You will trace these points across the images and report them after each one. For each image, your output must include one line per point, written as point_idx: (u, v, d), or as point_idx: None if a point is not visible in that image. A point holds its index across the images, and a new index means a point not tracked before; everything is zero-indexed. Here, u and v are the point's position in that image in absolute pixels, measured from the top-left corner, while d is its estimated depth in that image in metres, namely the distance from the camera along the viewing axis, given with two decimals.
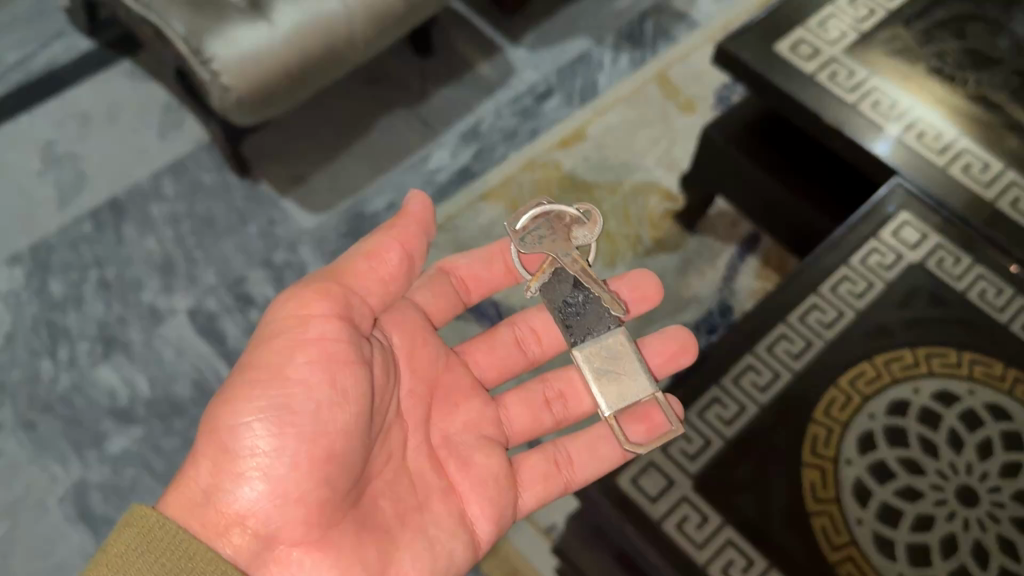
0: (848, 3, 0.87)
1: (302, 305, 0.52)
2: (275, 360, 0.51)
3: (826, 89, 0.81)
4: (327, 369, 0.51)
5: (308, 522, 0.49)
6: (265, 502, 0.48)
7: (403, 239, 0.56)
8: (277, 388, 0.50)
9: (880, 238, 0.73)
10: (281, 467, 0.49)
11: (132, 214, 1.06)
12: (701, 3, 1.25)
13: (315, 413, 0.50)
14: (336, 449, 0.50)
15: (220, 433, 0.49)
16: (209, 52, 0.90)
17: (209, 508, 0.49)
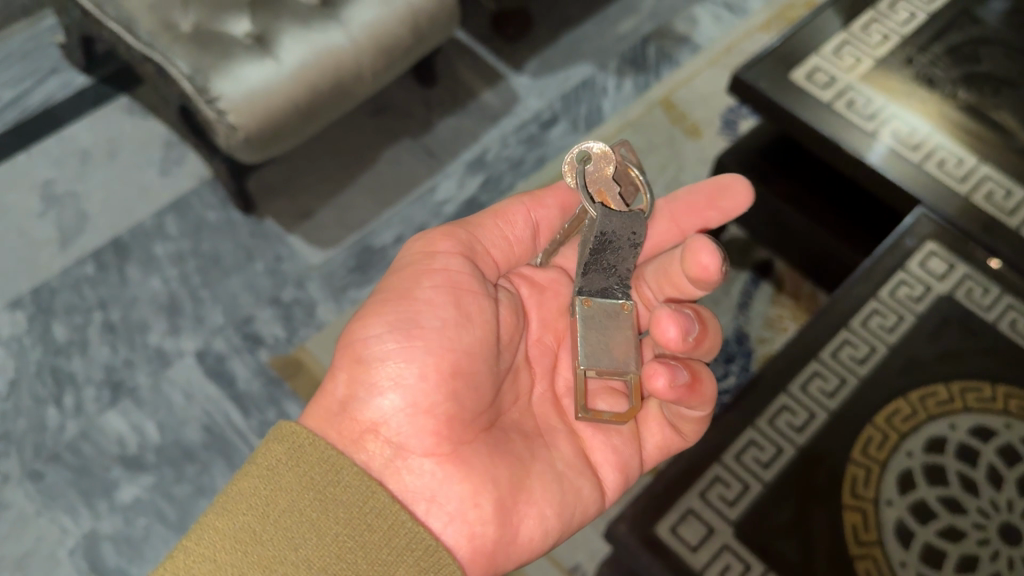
0: (861, 29, 0.87)
1: (429, 242, 0.55)
2: (406, 281, 0.53)
3: (844, 119, 0.80)
4: (452, 293, 0.52)
5: (438, 436, 0.50)
6: (394, 413, 0.50)
7: (531, 205, 0.60)
8: (405, 304, 0.52)
9: (907, 268, 0.72)
10: (409, 378, 0.50)
11: (136, 254, 1.04)
12: (704, 25, 1.24)
13: (442, 330, 0.51)
14: (465, 365, 0.51)
15: (355, 347, 0.51)
16: (215, 91, 0.88)
17: (343, 417, 0.51)
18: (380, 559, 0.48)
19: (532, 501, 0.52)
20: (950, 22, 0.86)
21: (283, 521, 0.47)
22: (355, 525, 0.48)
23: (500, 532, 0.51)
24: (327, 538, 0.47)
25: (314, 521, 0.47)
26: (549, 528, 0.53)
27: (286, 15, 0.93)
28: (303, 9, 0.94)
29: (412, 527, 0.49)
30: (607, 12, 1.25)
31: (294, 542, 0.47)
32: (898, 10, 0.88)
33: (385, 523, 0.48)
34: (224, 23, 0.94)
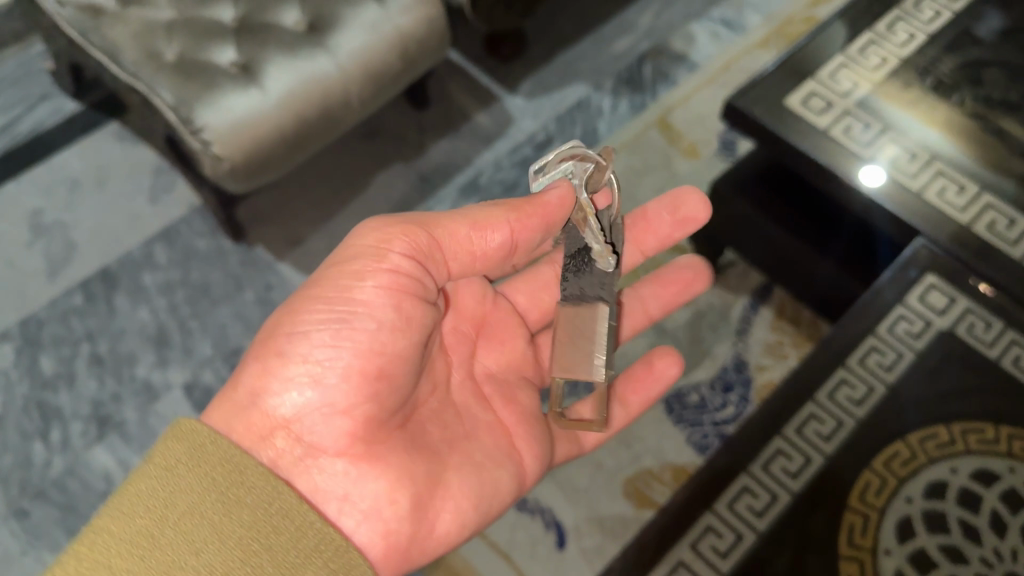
0: (858, 52, 0.84)
1: (379, 237, 0.56)
2: (342, 280, 0.55)
3: (842, 146, 0.77)
4: (393, 296, 0.55)
5: (356, 435, 0.54)
6: (312, 411, 0.53)
7: (515, 224, 0.58)
8: (339, 304, 0.54)
9: (907, 303, 0.69)
10: (333, 378, 0.53)
11: (125, 284, 1.02)
12: (702, 43, 1.22)
13: (374, 332, 0.54)
14: (389, 369, 0.55)
15: (280, 341, 0.54)
16: (199, 122, 0.86)
17: (254, 409, 0.53)
18: (287, 561, 0.49)
19: (445, 495, 0.57)
20: (948, 47, 0.84)
21: (185, 524, 0.49)
22: (259, 530, 0.49)
23: (415, 527, 0.55)
24: (229, 543, 0.49)
25: (216, 524, 0.49)
26: (463, 520, 0.58)
27: (271, 43, 0.92)
28: (289, 36, 0.93)
29: (320, 528, 0.51)
30: (603, 30, 1.24)
31: (196, 547, 0.48)
32: (896, 31, 0.86)
33: (293, 524, 0.50)
34: (208, 52, 0.91)
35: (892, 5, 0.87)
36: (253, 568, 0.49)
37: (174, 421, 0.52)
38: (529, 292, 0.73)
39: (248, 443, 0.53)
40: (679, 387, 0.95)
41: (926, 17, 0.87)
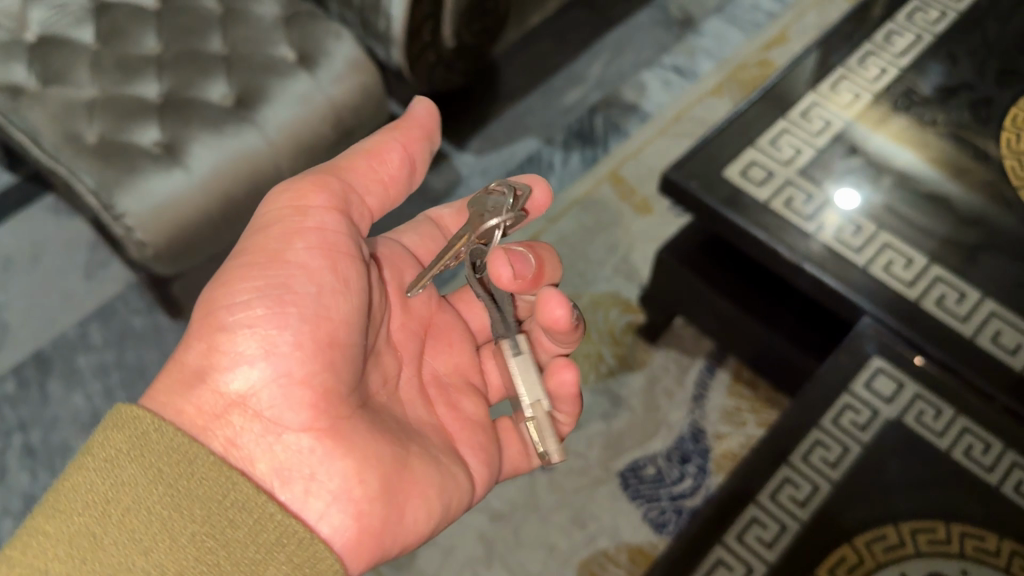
0: (801, 114, 0.81)
1: (295, 194, 0.53)
2: (272, 245, 0.52)
3: (782, 220, 0.74)
4: (327, 257, 0.53)
5: (316, 409, 0.50)
6: (268, 384, 0.50)
7: (404, 141, 0.58)
8: (277, 269, 0.51)
9: (853, 391, 0.66)
10: (284, 344, 0.50)
11: (59, 369, 0.99)
12: (653, 93, 1.21)
13: (317, 296, 0.51)
14: (338, 335, 0.52)
15: (219, 314, 0.50)
16: (120, 207, 0.83)
17: (203, 389, 0.50)
18: (246, 559, 0.46)
19: (412, 479, 0.54)
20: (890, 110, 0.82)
21: (128, 521, 0.45)
22: (215, 525, 0.46)
23: (385, 513, 0.52)
24: (181, 541, 0.45)
25: (165, 520, 0.45)
26: (432, 506, 0.55)
27: (195, 119, 0.88)
28: (213, 112, 0.89)
29: (281, 519, 0.47)
30: (553, 82, 1.22)
31: (142, 548, 0.45)
32: (841, 91, 0.83)
33: (252, 517, 0.47)
34: (131, 132, 0.87)
35: (835, 63, 0.85)
36: (210, 565, 0.45)
37: (112, 408, 0.48)
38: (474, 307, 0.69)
39: (200, 426, 0.49)
40: (636, 459, 0.91)
41: (870, 75, 0.84)
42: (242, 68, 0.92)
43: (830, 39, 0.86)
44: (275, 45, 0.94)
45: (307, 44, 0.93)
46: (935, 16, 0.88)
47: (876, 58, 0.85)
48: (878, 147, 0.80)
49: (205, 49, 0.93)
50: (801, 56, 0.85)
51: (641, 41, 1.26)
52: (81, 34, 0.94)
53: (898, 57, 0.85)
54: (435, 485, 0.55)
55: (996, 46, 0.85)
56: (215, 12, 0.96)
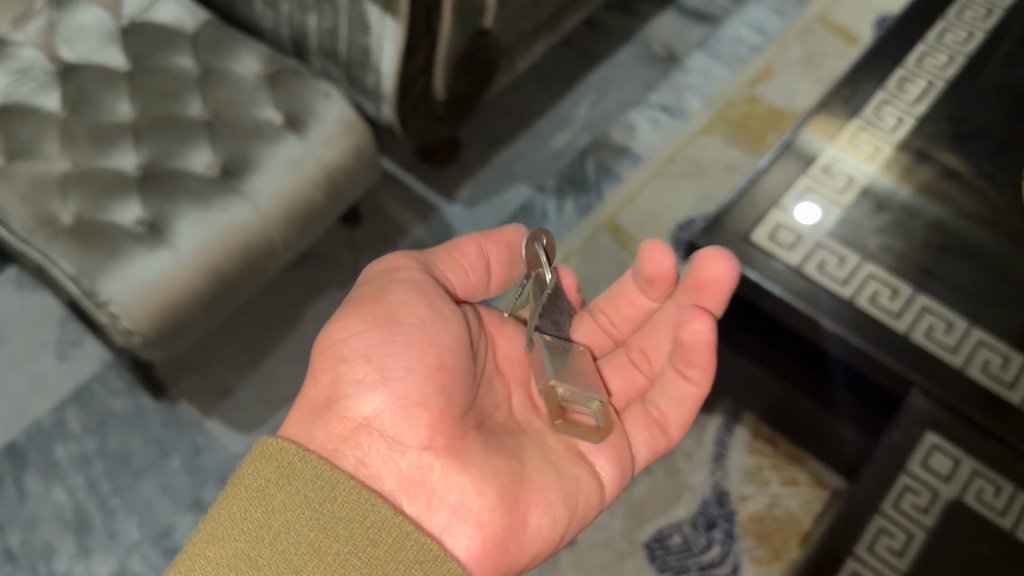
0: (823, 170, 0.78)
1: (388, 263, 0.58)
2: (377, 291, 0.56)
3: (816, 286, 0.72)
4: (421, 296, 0.56)
5: (434, 429, 0.53)
6: (388, 408, 0.53)
7: (480, 238, 0.62)
8: (383, 308, 0.55)
9: (911, 471, 0.64)
10: (399, 368, 0.53)
11: (35, 462, 0.91)
12: (643, 133, 1.18)
13: (421, 327, 0.54)
14: (446, 360, 0.54)
15: (333, 353, 0.54)
16: (104, 294, 0.76)
17: (332, 415, 0.53)
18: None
19: (530, 488, 0.55)
20: (910, 163, 0.80)
21: (281, 542, 0.48)
22: (358, 544, 0.49)
23: (507, 520, 0.53)
24: (328, 560, 0.48)
25: (313, 541, 0.48)
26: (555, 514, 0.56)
27: (179, 193, 0.81)
28: (199, 184, 0.83)
29: (418, 539, 0.49)
30: (539, 125, 1.18)
31: (294, 566, 0.48)
32: (860, 142, 0.80)
33: (391, 537, 0.49)
34: (109, 210, 0.80)
35: (851, 113, 0.82)
36: None
37: (259, 440, 0.52)
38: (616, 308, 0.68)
39: (332, 448, 0.52)
40: (661, 528, 0.88)
41: (887, 125, 0.82)
42: (226, 133, 0.85)
43: (843, 87, 0.84)
44: (260, 107, 0.88)
45: (294, 104, 0.87)
46: (944, 59, 0.86)
47: (892, 106, 0.83)
48: (906, 197, 0.77)
49: (185, 115, 0.87)
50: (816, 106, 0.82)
51: (627, 79, 1.23)
52: (47, 101, 0.87)
53: (913, 103, 0.83)
54: (554, 489, 0.56)
55: (1007, 91, 0.84)
56: (192, 72, 0.90)
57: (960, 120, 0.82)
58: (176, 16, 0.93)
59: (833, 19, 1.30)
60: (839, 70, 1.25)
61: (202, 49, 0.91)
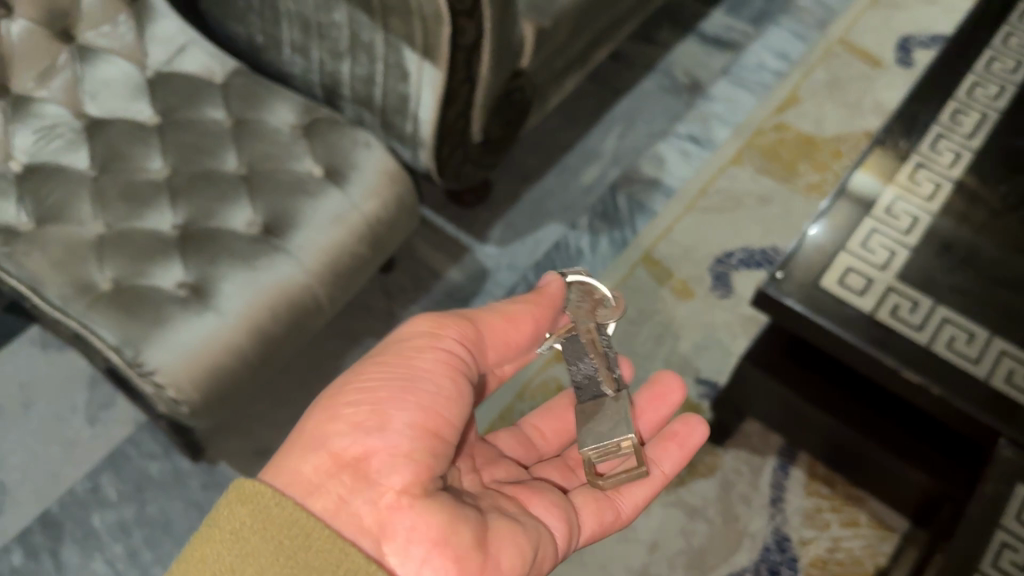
0: (886, 210, 0.77)
1: (435, 324, 0.56)
2: (401, 353, 0.55)
3: (891, 331, 0.69)
4: (449, 367, 0.55)
5: (420, 479, 0.49)
6: (379, 452, 0.50)
7: (538, 317, 0.60)
8: (401, 366, 0.53)
9: (1007, 526, 0.62)
10: (402, 422, 0.51)
11: (71, 532, 0.88)
12: (673, 166, 1.17)
13: (435, 395, 0.53)
14: (441, 430, 0.52)
15: (341, 400, 0.52)
16: (148, 361, 0.73)
17: (320, 455, 0.50)
18: None
19: (499, 539, 0.49)
20: (972, 195, 0.79)
21: None
22: None
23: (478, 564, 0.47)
24: None
25: None
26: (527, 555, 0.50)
27: (224, 254, 0.79)
28: (242, 243, 0.80)
29: None
30: (567, 160, 1.16)
31: None
32: (920, 181, 0.79)
33: None
34: (149, 273, 0.78)
35: (909, 150, 0.81)
36: None
37: (234, 480, 0.47)
38: (553, 426, 0.71)
39: (315, 482, 0.49)
40: None
41: (946, 161, 0.80)
42: (266, 189, 0.83)
43: (895, 123, 0.82)
44: (299, 160, 0.85)
45: (335, 157, 0.85)
46: (994, 90, 0.86)
47: (948, 141, 0.82)
48: (969, 238, 0.76)
49: (220, 169, 0.85)
50: (873, 143, 0.80)
51: (652, 110, 1.22)
52: (76, 159, 0.84)
53: (968, 138, 0.82)
54: (523, 535, 0.50)
55: None
56: (225, 124, 0.87)
57: (1011, 152, 0.82)
58: (202, 65, 0.91)
59: (854, 43, 1.30)
60: (865, 95, 1.24)
61: (233, 100, 0.88)
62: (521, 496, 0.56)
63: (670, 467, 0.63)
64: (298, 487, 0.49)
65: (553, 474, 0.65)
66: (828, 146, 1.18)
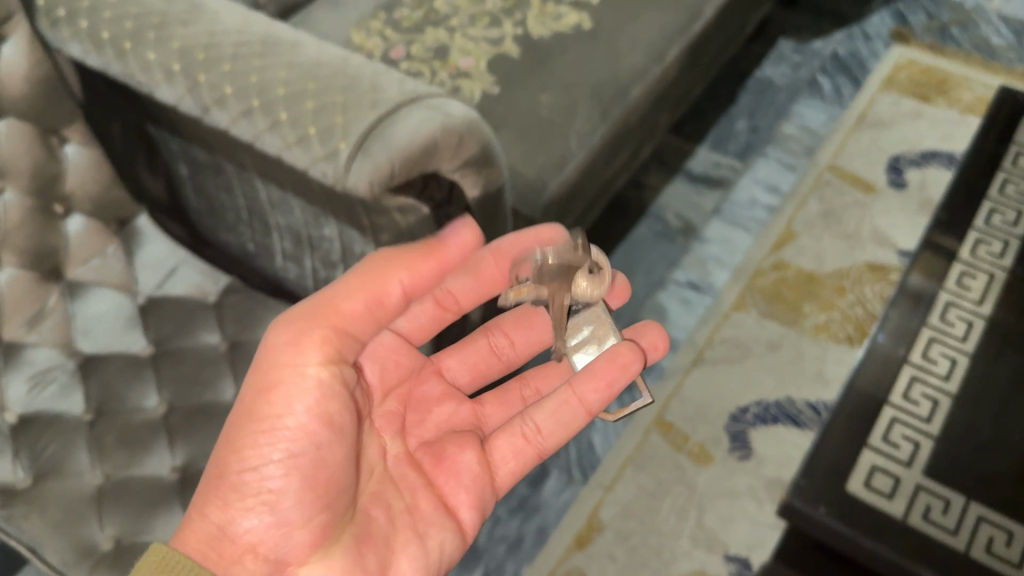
0: (883, 436, 0.87)
1: (296, 352, 0.56)
2: (267, 402, 0.55)
3: (924, 532, 0.82)
4: (327, 414, 0.57)
5: (313, 540, 0.55)
6: (269, 527, 0.55)
7: (409, 285, 0.58)
8: (272, 432, 0.55)
9: None
10: (289, 501, 0.55)
11: None
12: (675, 317, 1.15)
13: (315, 450, 0.56)
14: (331, 480, 0.56)
15: (229, 473, 0.55)
16: None
17: (222, 539, 0.55)
18: None
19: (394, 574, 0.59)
20: (1018, 385, 0.83)
21: None
22: None
23: None
24: None
25: None
26: None
27: None
28: None
29: None
30: None
31: None
32: (917, 397, 0.89)
33: None
34: (152, 528, 0.76)
35: (904, 361, 0.90)
36: None
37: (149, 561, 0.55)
38: (524, 338, 0.76)
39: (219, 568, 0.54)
40: None
41: (942, 366, 0.90)
42: None
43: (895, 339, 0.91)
44: None
45: None
46: (979, 289, 0.96)
47: (946, 346, 0.92)
48: None
49: (218, 401, 0.83)
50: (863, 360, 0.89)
51: (649, 257, 1.21)
52: (71, 404, 0.80)
53: (964, 340, 0.92)
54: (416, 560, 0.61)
55: None
56: (220, 349, 0.86)
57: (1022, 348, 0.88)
58: (194, 287, 0.89)
59: (844, 169, 1.29)
60: (861, 223, 1.23)
61: (227, 322, 0.87)
62: (434, 477, 0.65)
63: (595, 404, 0.66)
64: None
65: (493, 408, 0.75)
66: (831, 281, 1.17)
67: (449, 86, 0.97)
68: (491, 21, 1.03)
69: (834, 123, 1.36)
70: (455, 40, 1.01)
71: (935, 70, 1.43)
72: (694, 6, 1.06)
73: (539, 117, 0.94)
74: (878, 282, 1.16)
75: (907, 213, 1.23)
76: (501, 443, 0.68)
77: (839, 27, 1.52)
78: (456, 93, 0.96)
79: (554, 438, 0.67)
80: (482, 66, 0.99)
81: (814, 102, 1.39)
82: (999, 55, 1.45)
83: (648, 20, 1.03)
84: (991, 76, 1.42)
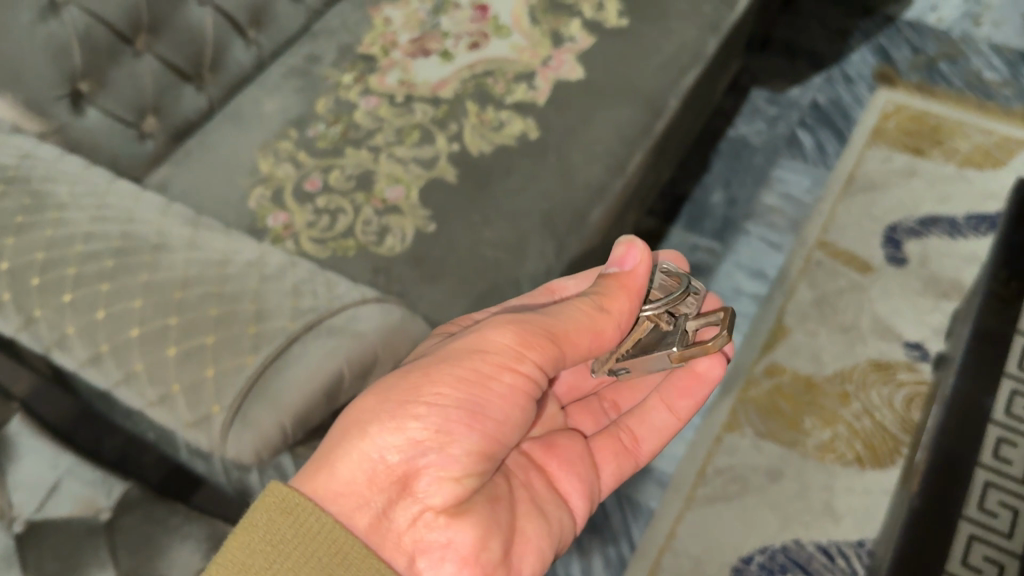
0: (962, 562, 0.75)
1: (523, 339, 0.51)
2: (470, 357, 0.51)
3: None
4: (520, 397, 0.52)
5: (460, 495, 0.51)
6: (431, 473, 0.50)
7: (610, 306, 0.54)
8: (474, 390, 0.50)
9: None
10: (457, 450, 0.50)
11: None
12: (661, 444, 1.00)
13: (498, 422, 0.51)
14: (497, 451, 0.52)
15: (404, 408, 0.50)
16: None
17: (375, 466, 0.50)
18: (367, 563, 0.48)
19: (524, 545, 0.55)
20: None
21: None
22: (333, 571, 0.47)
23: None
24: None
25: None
26: (542, 565, 0.56)
27: None
28: None
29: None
30: None
31: None
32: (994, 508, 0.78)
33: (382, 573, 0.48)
34: None
35: (958, 517, 0.77)
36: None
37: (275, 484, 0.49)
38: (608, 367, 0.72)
39: (362, 493, 0.50)
40: None
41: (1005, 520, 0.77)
42: None
43: (978, 345, 0.87)
44: None
45: None
46: None
47: (1003, 489, 0.79)
48: None
49: None
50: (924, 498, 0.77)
51: None
52: None
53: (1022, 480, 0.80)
54: (543, 538, 0.56)
55: None
56: None
57: None
58: (81, 503, 0.73)
59: (835, 245, 1.16)
60: (860, 312, 1.09)
61: (121, 554, 0.70)
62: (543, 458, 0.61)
63: (685, 410, 0.66)
64: (349, 498, 0.50)
65: (586, 420, 0.69)
66: (833, 387, 1.03)
67: (375, 225, 0.82)
68: (422, 135, 0.88)
69: (820, 189, 1.22)
70: (380, 163, 0.86)
71: (927, 116, 1.29)
72: (656, 101, 0.90)
73: (484, 259, 0.79)
74: (886, 384, 1.02)
75: (909, 295, 1.10)
76: (601, 446, 0.65)
77: (816, 71, 1.38)
78: (383, 234, 0.81)
79: (651, 449, 0.67)
80: (414, 196, 0.84)
81: (796, 163, 1.25)
82: (993, 93, 1.32)
83: (604, 124, 0.88)
84: (989, 119, 1.28)
